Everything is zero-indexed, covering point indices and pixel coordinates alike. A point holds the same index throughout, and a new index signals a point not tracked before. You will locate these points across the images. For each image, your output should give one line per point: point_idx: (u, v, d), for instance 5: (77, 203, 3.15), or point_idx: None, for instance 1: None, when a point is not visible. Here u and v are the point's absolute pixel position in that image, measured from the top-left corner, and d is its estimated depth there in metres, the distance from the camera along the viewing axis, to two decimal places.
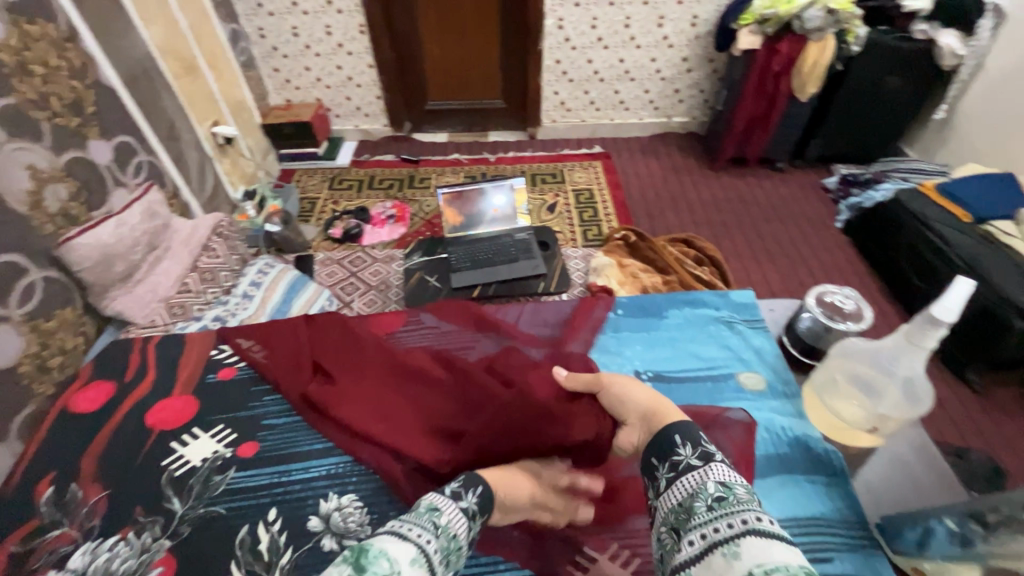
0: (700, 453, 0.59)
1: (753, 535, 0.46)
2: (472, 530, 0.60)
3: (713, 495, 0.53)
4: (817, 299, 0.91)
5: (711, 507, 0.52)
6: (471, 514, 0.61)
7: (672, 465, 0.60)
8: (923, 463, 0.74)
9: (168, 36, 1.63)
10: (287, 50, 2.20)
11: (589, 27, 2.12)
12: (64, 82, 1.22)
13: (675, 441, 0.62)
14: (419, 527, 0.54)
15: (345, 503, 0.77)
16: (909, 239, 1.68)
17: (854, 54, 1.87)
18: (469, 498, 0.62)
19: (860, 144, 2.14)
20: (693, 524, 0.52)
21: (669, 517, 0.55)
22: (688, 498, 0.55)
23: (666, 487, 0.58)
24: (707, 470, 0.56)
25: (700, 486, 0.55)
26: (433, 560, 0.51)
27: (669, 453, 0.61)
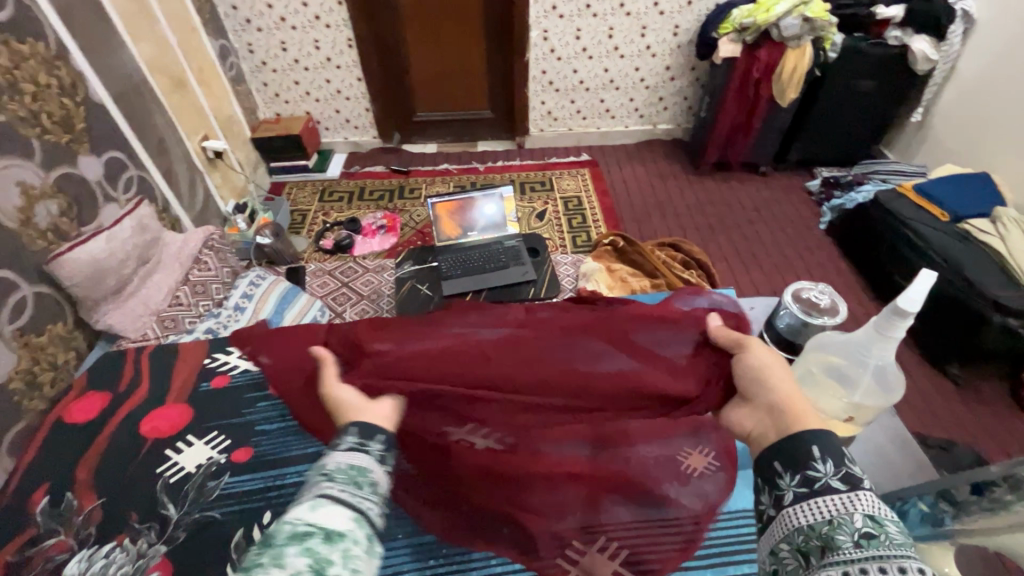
0: (844, 475, 0.50)
1: None
2: (377, 450, 0.58)
3: (860, 530, 0.46)
4: (794, 296, 0.90)
5: (857, 543, 0.45)
6: (364, 442, 0.58)
7: (805, 481, 0.51)
8: (899, 451, 0.78)
9: (157, 52, 1.65)
10: (276, 64, 2.22)
11: (574, 37, 2.17)
12: (55, 100, 1.23)
13: (812, 453, 0.52)
14: (318, 484, 0.53)
15: None
16: (889, 238, 1.72)
17: (831, 60, 1.92)
18: (351, 435, 0.58)
19: (840, 147, 2.19)
20: (830, 557, 0.46)
21: (795, 538, 0.49)
22: (824, 525, 0.48)
23: (793, 504, 0.51)
24: (853, 499, 0.48)
25: (842, 514, 0.48)
26: (342, 497, 0.51)
27: (801, 463, 0.52)
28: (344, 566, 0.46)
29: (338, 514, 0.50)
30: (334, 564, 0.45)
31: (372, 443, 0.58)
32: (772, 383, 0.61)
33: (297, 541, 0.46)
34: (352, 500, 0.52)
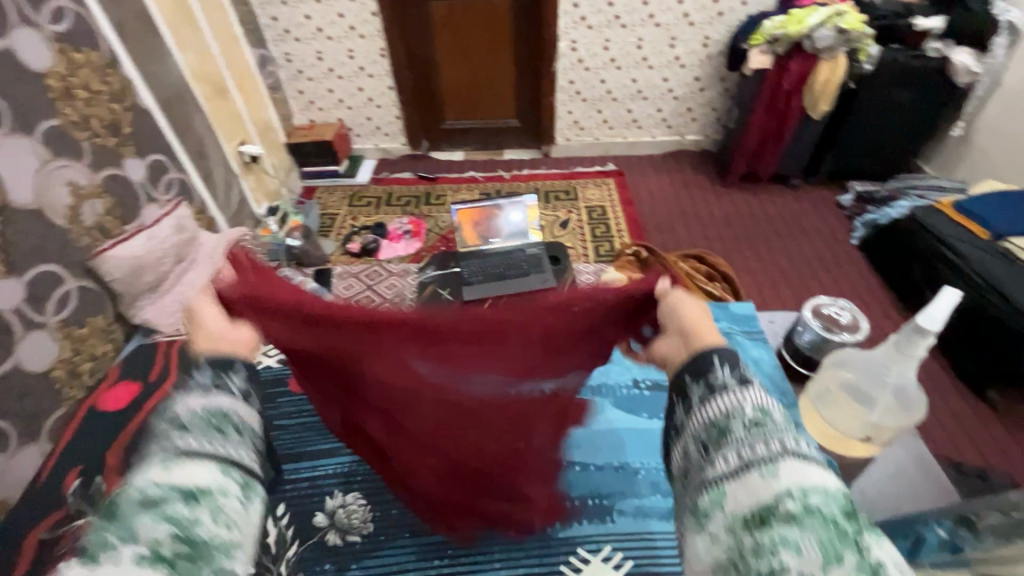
0: (739, 375, 0.46)
1: (793, 458, 0.38)
2: (238, 385, 0.49)
3: (751, 416, 0.42)
4: (814, 312, 0.88)
5: (748, 427, 0.42)
6: (222, 378, 0.49)
7: (707, 383, 0.46)
8: (916, 467, 0.75)
9: (201, 61, 1.73)
10: (311, 73, 2.30)
11: (602, 48, 2.18)
12: (104, 106, 1.31)
13: (712, 361, 0.47)
14: (166, 434, 0.44)
15: (349, 500, 0.78)
16: (923, 255, 1.67)
17: (866, 72, 1.88)
18: (201, 374, 0.49)
19: (874, 160, 2.13)
20: (725, 443, 0.42)
21: (694, 436, 0.44)
22: (719, 419, 0.43)
23: (693, 405, 0.46)
24: (746, 392, 0.44)
25: (734, 403, 0.43)
26: (199, 448, 0.43)
27: (702, 369, 0.47)
28: (215, 523, 0.39)
29: (197, 467, 0.42)
30: (202, 525, 0.39)
31: (232, 374, 0.49)
32: (673, 307, 0.54)
33: (146, 517, 0.38)
34: (216, 451, 0.43)
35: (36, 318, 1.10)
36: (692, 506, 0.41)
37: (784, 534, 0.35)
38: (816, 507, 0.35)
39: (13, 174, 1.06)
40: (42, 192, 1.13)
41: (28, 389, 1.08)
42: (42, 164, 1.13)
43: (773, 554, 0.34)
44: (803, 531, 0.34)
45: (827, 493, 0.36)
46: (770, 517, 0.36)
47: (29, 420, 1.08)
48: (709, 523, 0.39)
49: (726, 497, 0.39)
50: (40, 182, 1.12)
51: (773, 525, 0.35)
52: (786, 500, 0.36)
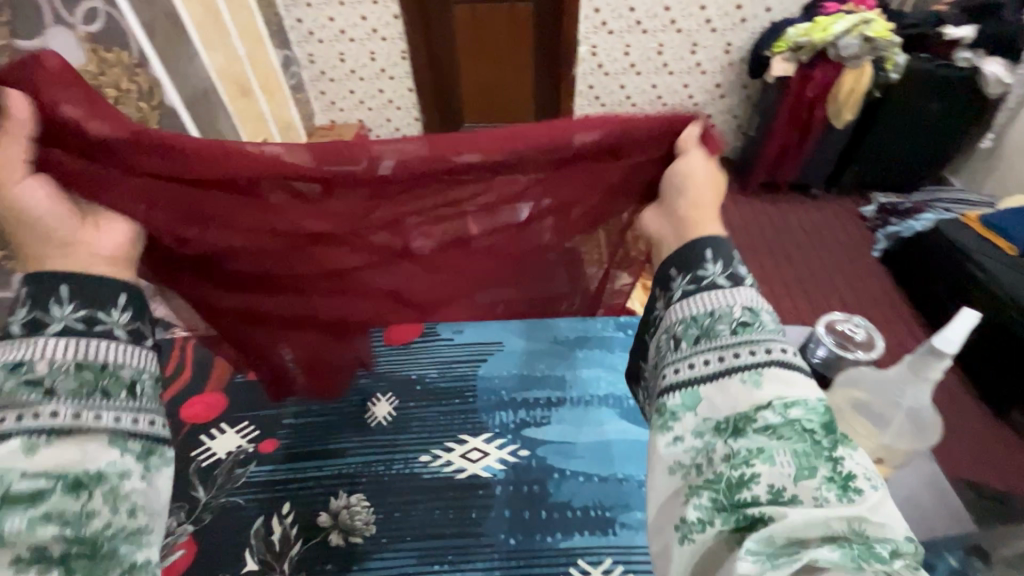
0: (730, 274, 0.55)
1: (778, 365, 0.48)
2: (118, 323, 0.54)
3: (738, 320, 0.51)
4: (827, 328, 0.87)
5: (734, 330, 0.51)
6: (93, 319, 0.52)
7: (694, 278, 0.56)
8: (932, 494, 0.73)
9: (226, 62, 1.77)
10: (334, 74, 2.33)
11: (622, 53, 2.17)
12: (133, 104, 1.34)
13: (705, 255, 0.56)
14: (33, 401, 0.48)
15: (353, 502, 0.79)
16: (948, 270, 1.63)
17: (892, 82, 1.84)
18: (65, 311, 0.51)
19: (899, 171, 2.09)
20: (714, 343, 0.51)
21: (679, 326, 0.54)
22: (707, 317, 0.53)
23: (680, 301, 0.55)
24: (736, 294, 0.53)
25: (726, 307, 0.53)
26: (72, 421, 0.48)
27: (689, 266, 0.57)
28: (108, 503, 0.48)
29: (79, 446, 0.48)
30: (95, 506, 0.47)
31: (112, 313, 0.53)
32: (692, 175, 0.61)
33: (22, 505, 0.44)
34: (89, 422, 0.49)
35: None
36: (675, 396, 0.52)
37: (760, 446, 0.44)
38: (794, 419, 0.44)
39: None
40: None
41: None
42: None
43: (746, 465, 0.43)
44: (776, 442, 0.44)
45: (807, 407, 0.45)
46: (749, 425, 0.45)
47: None
48: (679, 424, 0.50)
49: (703, 402, 0.49)
50: None
51: (749, 435, 0.45)
52: (768, 411, 0.45)
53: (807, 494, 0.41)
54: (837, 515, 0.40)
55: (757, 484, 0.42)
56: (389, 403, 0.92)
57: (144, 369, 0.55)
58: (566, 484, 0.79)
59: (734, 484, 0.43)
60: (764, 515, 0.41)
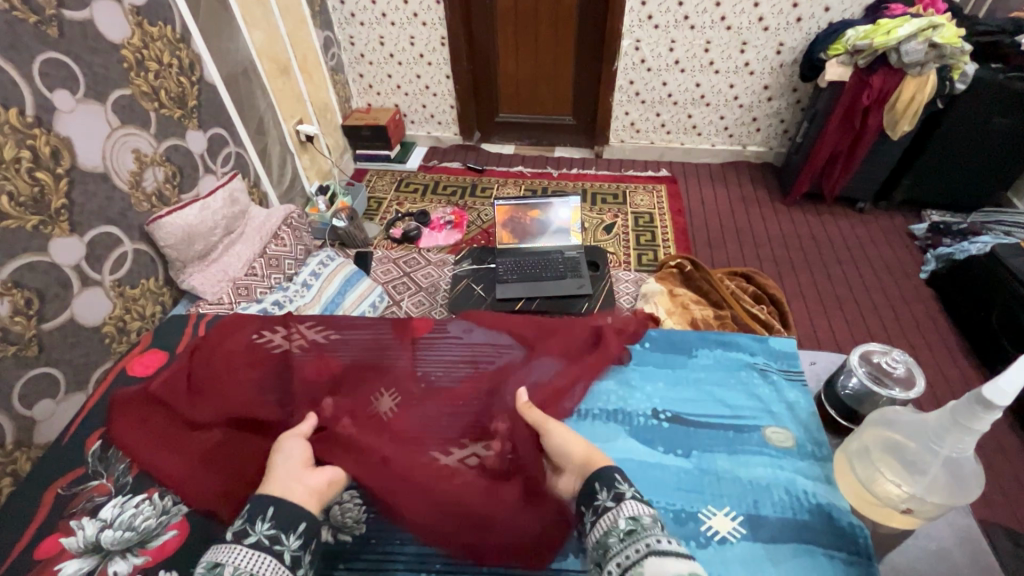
0: (615, 494, 0.57)
1: (653, 555, 0.48)
2: (291, 548, 0.54)
3: (622, 529, 0.53)
4: (863, 358, 0.81)
5: (621, 538, 0.52)
6: (279, 538, 0.53)
7: (594, 508, 0.58)
8: (967, 556, 0.67)
9: (267, 40, 1.78)
10: (373, 57, 2.33)
11: (667, 49, 2.09)
12: (173, 79, 1.36)
13: (595, 485, 0.59)
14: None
15: (347, 497, 0.69)
16: (1005, 299, 1.52)
17: (959, 92, 1.72)
18: (263, 525, 0.53)
19: (956, 189, 1.95)
20: (610, 556, 0.52)
21: (596, 552, 0.55)
22: (603, 536, 0.54)
23: (592, 526, 0.57)
24: (618, 509, 0.55)
25: (612, 522, 0.55)
26: None
27: (589, 493, 0.59)
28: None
29: None
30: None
31: (289, 537, 0.54)
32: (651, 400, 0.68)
33: None
34: None
35: (93, 276, 1.16)
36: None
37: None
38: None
39: (84, 138, 1.12)
40: (109, 157, 1.18)
41: (81, 342, 1.14)
42: (111, 131, 1.18)
43: None
44: None
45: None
46: None
47: (78, 371, 1.14)
48: None
49: None
50: (107, 147, 1.18)
51: None
52: None
53: None
54: None
55: None
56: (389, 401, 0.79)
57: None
58: None
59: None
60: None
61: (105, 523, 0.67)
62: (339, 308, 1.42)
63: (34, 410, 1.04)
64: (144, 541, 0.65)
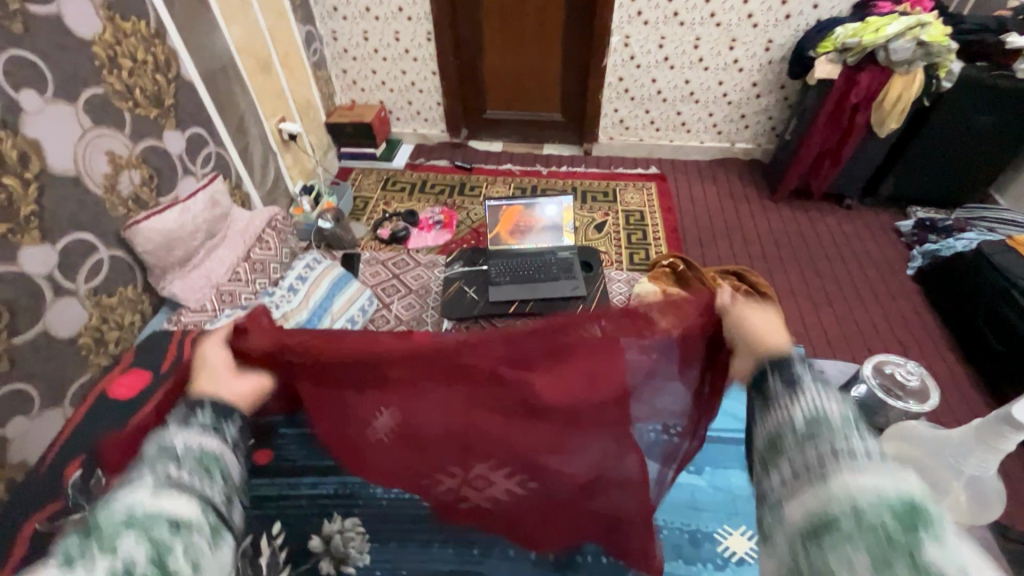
0: (789, 376, 0.46)
1: (856, 473, 0.36)
2: (234, 434, 0.50)
3: (801, 426, 0.42)
4: (876, 369, 0.82)
5: (800, 439, 0.41)
6: (222, 422, 0.49)
7: (758, 394, 0.48)
8: None
9: (247, 36, 1.71)
10: (357, 53, 2.27)
11: (656, 45, 2.07)
12: (148, 76, 1.30)
13: (767, 364, 0.48)
14: (159, 462, 0.43)
15: (345, 526, 0.89)
16: (990, 297, 1.55)
17: (945, 90, 1.74)
18: (205, 412, 0.49)
19: (940, 186, 1.98)
20: (780, 459, 0.42)
21: (759, 444, 0.45)
22: (771, 430, 0.44)
23: (757, 413, 0.47)
24: (794, 398, 0.44)
25: (784, 414, 0.44)
26: (180, 483, 0.42)
27: (787, 362, 0.47)
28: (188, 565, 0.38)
29: (173, 504, 0.40)
30: (175, 556, 0.37)
31: (230, 425, 0.50)
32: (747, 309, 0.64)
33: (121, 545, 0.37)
34: (198, 491, 0.42)
35: (66, 286, 1.10)
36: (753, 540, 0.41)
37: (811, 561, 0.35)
38: (854, 520, 0.34)
39: (55, 140, 1.06)
40: (82, 160, 1.13)
41: (56, 355, 1.09)
42: (83, 133, 1.12)
43: None
44: (858, 560, 0.32)
45: (871, 496, 0.34)
46: (822, 535, 0.35)
47: (52, 386, 1.08)
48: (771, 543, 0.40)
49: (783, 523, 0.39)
50: (79, 149, 1.12)
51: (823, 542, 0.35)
52: (841, 516, 0.34)
53: None
54: None
55: None
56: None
57: (242, 478, 0.48)
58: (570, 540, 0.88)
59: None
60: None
61: None
62: (328, 315, 1.38)
63: (5, 428, 0.99)
64: None
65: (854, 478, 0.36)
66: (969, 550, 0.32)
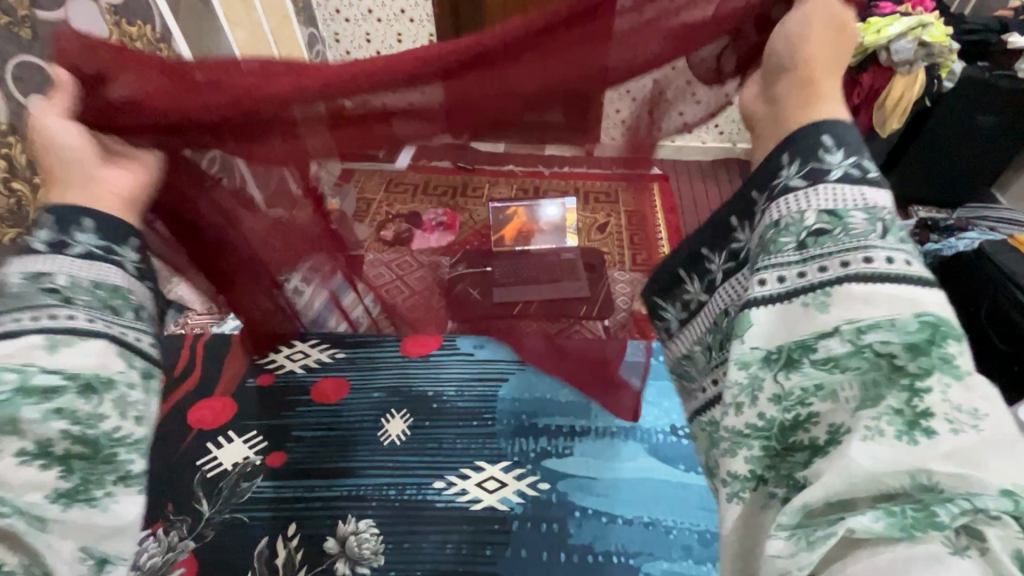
0: (808, 172, 0.54)
1: (858, 280, 0.48)
2: (128, 258, 0.63)
3: (812, 229, 0.52)
4: None
5: (805, 241, 0.52)
6: (110, 248, 0.61)
7: (772, 188, 0.57)
8: None
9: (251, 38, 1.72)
10: None
11: None
12: None
13: (819, 141, 0.54)
14: (50, 303, 0.57)
15: (361, 528, 0.94)
16: (992, 296, 1.57)
17: (945, 90, 1.76)
18: (88, 238, 0.60)
19: (941, 185, 1.99)
20: (776, 263, 0.53)
21: (767, 231, 0.56)
22: (776, 226, 0.55)
23: (780, 194, 0.56)
24: (811, 195, 0.53)
25: (799, 212, 0.53)
26: (86, 327, 0.58)
27: (809, 156, 0.54)
28: (117, 412, 0.59)
29: (88, 355, 0.58)
30: (106, 414, 0.59)
31: (123, 249, 0.62)
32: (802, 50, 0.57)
33: (45, 396, 0.55)
34: (113, 333, 0.60)
35: None
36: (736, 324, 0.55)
37: (817, 382, 0.50)
38: (868, 347, 0.47)
39: None
40: None
41: None
42: None
43: (807, 404, 0.51)
44: (845, 374, 0.48)
45: (888, 326, 0.47)
46: (812, 354, 0.49)
47: None
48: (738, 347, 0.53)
49: (756, 328, 0.52)
50: None
51: (812, 365, 0.50)
52: (839, 337, 0.48)
53: (863, 426, 0.47)
54: (892, 441, 0.45)
55: (816, 425, 0.51)
56: (402, 420, 1.09)
57: (148, 304, 0.65)
58: (586, 524, 0.96)
59: (795, 422, 0.51)
60: (835, 458, 0.48)
61: None
62: None
63: None
64: None
65: (871, 299, 0.48)
66: (976, 387, 0.46)
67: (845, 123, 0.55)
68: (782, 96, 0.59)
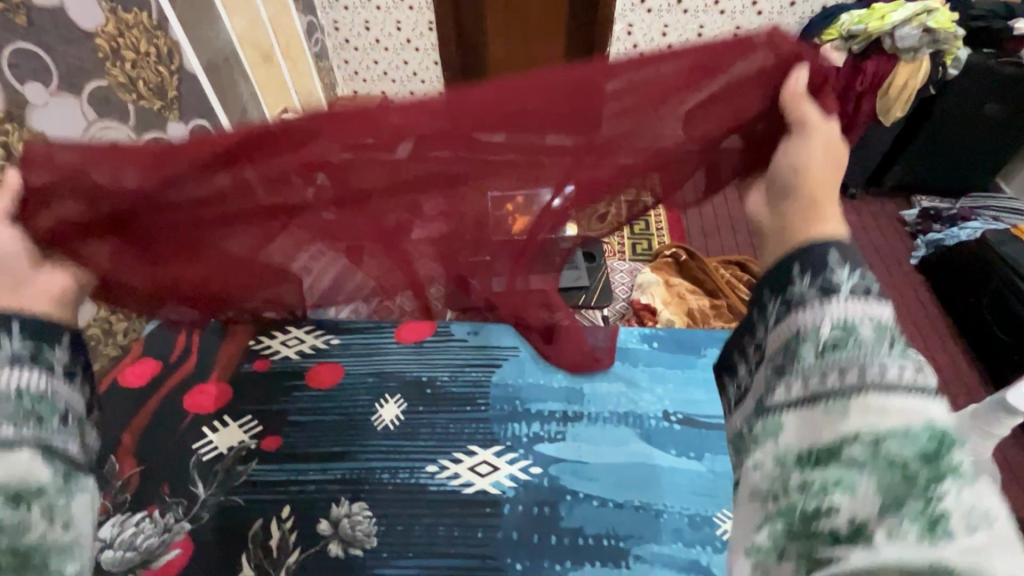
0: (821, 286, 0.53)
1: (875, 390, 0.46)
2: (59, 357, 0.60)
3: (827, 340, 0.51)
4: None
5: (821, 351, 0.51)
6: (41, 347, 0.58)
7: (784, 298, 0.56)
8: None
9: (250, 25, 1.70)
10: (358, 43, 2.30)
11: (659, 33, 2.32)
12: (151, 68, 1.30)
13: (828, 257, 0.55)
14: None
15: (354, 511, 0.95)
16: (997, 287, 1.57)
17: (950, 78, 1.74)
18: (15, 341, 0.57)
19: (947, 175, 1.98)
20: (794, 372, 0.53)
21: (780, 349, 0.56)
22: (792, 338, 0.54)
23: (799, 308, 0.54)
24: (826, 308, 0.52)
25: (814, 326, 0.52)
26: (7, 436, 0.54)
27: (818, 268, 0.55)
28: (46, 520, 0.55)
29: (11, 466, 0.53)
30: (33, 528, 0.54)
31: (54, 349, 0.59)
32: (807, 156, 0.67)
33: None
34: (42, 440, 0.56)
35: None
36: (766, 429, 0.54)
37: (838, 476, 0.45)
38: (883, 454, 0.44)
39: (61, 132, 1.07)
40: None
41: None
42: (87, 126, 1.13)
43: (825, 495, 0.46)
44: (861, 482, 0.44)
45: (903, 435, 0.43)
46: (825, 462, 0.47)
47: None
48: (762, 451, 0.53)
49: (784, 430, 0.52)
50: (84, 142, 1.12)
51: (827, 468, 0.47)
52: (854, 445, 0.45)
53: (882, 527, 0.41)
54: (912, 543, 0.39)
55: (836, 515, 0.44)
56: (396, 405, 1.09)
57: (74, 405, 0.61)
58: (577, 508, 0.96)
59: (810, 513, 0.46)
60: (858, 552, 0.42)
61: (104, 543, 0.90)
62: None
63: None
64: (146, 561, 0.89)
65: (884, 407, 0.46)
66: (984, 491, 0.40)
67: (856, 251, 0.56)
68: (791, 209, 0.64)
